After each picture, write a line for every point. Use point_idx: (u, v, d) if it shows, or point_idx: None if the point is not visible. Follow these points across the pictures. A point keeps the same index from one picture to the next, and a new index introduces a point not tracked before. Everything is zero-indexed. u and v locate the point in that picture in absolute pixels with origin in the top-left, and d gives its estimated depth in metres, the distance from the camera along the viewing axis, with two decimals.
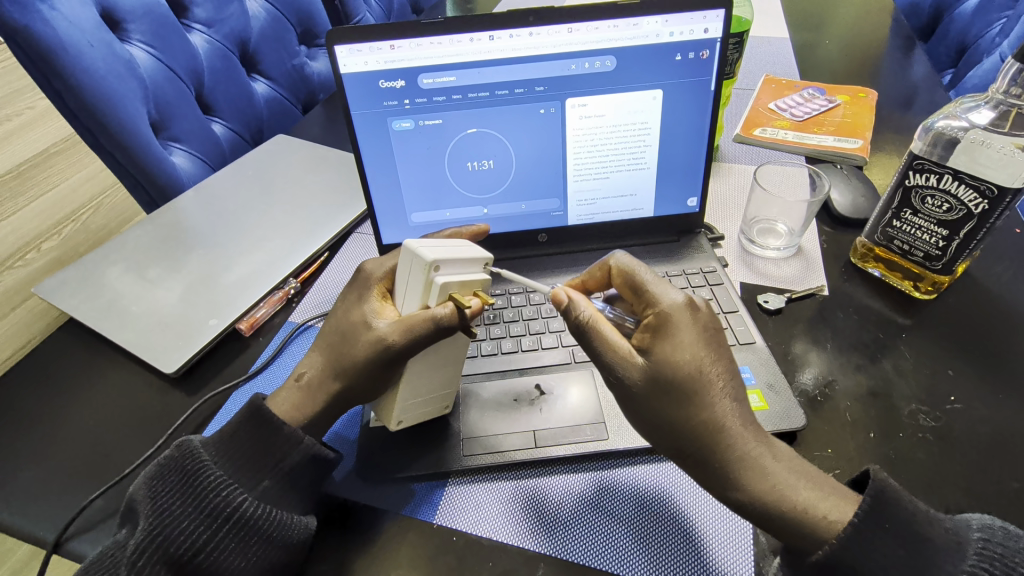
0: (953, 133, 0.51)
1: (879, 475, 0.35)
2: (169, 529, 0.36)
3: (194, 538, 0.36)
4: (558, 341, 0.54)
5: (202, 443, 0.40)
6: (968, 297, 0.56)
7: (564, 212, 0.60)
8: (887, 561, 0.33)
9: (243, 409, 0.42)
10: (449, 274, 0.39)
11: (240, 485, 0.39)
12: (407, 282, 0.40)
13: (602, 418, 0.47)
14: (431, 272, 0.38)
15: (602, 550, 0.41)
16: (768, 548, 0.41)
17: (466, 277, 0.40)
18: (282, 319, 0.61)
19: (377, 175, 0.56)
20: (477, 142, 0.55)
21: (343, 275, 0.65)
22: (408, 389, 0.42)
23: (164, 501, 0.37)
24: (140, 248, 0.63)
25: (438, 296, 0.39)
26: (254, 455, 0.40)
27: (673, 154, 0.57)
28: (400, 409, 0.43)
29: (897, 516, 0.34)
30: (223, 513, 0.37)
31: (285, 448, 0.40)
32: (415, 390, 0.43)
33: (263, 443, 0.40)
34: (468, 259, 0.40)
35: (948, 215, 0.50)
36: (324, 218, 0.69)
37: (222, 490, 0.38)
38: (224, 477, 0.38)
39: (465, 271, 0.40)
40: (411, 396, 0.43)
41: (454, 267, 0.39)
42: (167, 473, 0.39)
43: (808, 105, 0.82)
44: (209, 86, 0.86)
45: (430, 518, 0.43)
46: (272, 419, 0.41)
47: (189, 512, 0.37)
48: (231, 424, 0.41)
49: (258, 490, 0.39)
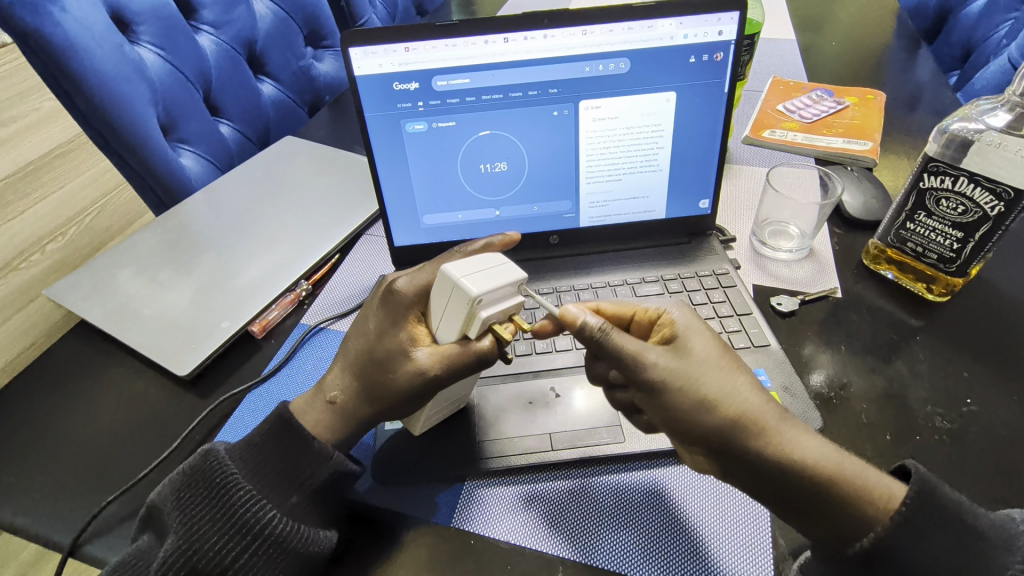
0: (968, 135, 0.51)
1: (923, 472, 0.35)
2: (197, 544, 0.36)
3: (222, 556, 0.36)
4: (572, 343, 0.54)
5: (228, 454, 0.40)
6: (981, 298, 0.56)
7: (575, 214, 0.60)
8: (938, 550, 0.34)
9: (269, 419, 0.42)
10: (492, 306, 0.38)
11: (269, 500, 0.39)
12: (445, 310, 0.39)
13: (618, 420, 0.47)
14: (475, 306, 0.37)
15: (622, 553, 0.41)
16: (788, 551, 0.41)
17: (508, 303, 0.39)
18: (294, 320, 0.60)
19: (391, 179, 0.56)
20: (489, 144, 0.55)
21: (355, 276, 0.65)
22: (436, 401, 0.44)
23: (193, 515, 0.37)
24: (151, 250, 0.63)
25: (479, 329, 0.39)
26: (282, 469, 0.40)
27: (686, 156, 0.57)
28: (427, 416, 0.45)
29: (941, 513, 0.34)
30: (253, 529, 0.37)
31: (313, 464, 0.41)
32: (443, 399, 0.45)
33: (292, 457, 0.41)
34: (509, 287, 0.37)
35: (963, 217, 0.50)
36: (335, 220, 0.69)
37: (251, 506, 0.38)
38: (253, 493, 0.38)
39: (505, 299, 0.38)
40: (439, 403, 0.45)
41: (498, 297, 0.38)
42: (196, 482, 0.39)
43: (815, 107, 0.82)
44: (217, 87, 0.86)
45: (447, 520, 0.43)
46: (302, 434, 0.41)
47: (218, 527, 0.37)
48: (260, 434, 0.41)
49: (287, 506, 0.39)
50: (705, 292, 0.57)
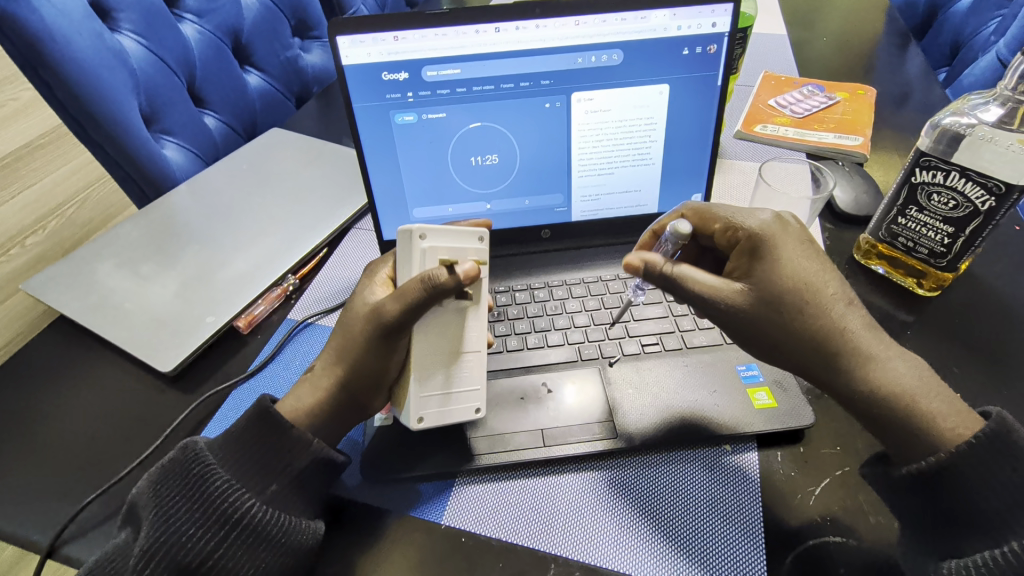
0: (960, 129, 0.51)
1: (1003, 415, 0.35)
2: (174, 534, 0.36)
3: (201, 545, 0.36)
4: (564, 339, 0.53)
5: (207, 445, 0.40)
6: (970, 293, 0.56)
7: (568, 208, 0.59)
8: (995, 484, 0.34)
9: (249, 410, 0.41)
10: (435, 243, 0.42)
11: (247, 489, 0.38)
12: (401, 265, 0.43)
13: (610, 416, 0.47)
14: (417, 240, 0.41)
15: (614, 548, 0.40)
16: (780, 546, 0.40)
17: (454, 245, 0.42)
18: (281, 316, 0.59)
19: (380, 171, 0.55)
20: (480, 136, 0.54)
21: (343, 271, 0.64)
22: (423, 365, 0.42)
23: (169, 506, 0.37)
24: (133, 243, 0.62)
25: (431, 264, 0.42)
26: (262, 458, 0.40)
27: (678, 149, 0.57)
28: (419, 395, 0.42)
29: (1012, 453, 0.34)
30: (232, 518, 0.37)
31: (294, 451, 0.41)
32: (433, 370, 0.43)
33: (271, 446, 0.40)
34: (451, 230, 0.42)
35: (954, 212, 0.50)
36: (322, 214, 0.67)
37: (228, 494, 0.37)
38: (231, 482, 0.38)
39: (450, 241, 0.42)
40: (429, 375, 0.42)
41: (439, 236, 0.42)
42: (171, 476, 0.38)
43: (807, 102, 0.82)
44: (201, 78, 0.84)
45: (437, 518, 0.43)
46: (280, 421, 0.41)
47: (195, 516, 0.36)
48: (239, 425, 0.41)
49: (266, 494, 0.39)
50: None
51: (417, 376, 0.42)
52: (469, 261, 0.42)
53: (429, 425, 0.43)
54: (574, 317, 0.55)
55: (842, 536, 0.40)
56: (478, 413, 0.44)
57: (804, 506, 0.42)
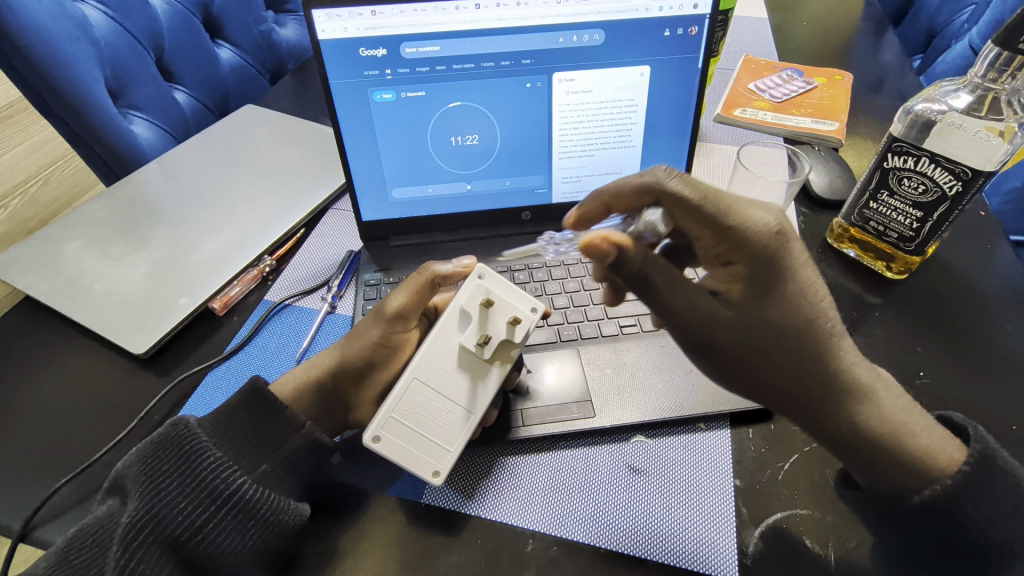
0: (931, 116, 0.52)
1: (989, 445, 0.37)
2: (165, 509, 0.36)
3: (192, 520, 0.36)
4: (543, 320, 0.54)
5: (198, 423, 0.39)
6: (936, 276, 0.58)
7: (548, 189, 0.59)
8: (999, 515, 0.35)
9: (242, 390, 0.41)
10: (494, 290, 0.43)
11: (239, 468, 0.39)
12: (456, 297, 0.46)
13: (589, 396, 0.48)
14: (475, 278, 0.43)
15: (593, 525, 0.41)
16: (750, 519, 0.42)
17: (506, 294, 0.43)
18: (257, 297, 0.58)
19: (358, 150, 0.54)
20: (460, 116, 0.54)
21: (321, 251, 0.62)
22: (417, 386, 0.41)
23: (159, 481, 0.37)
24: (102, 222, 0.60)
25: (471, 298, 0.42)
26: (255, 436, 0.40)
27: (658, 130, 0.57)
28: (393, 413, 0.40)
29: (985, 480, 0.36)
30: (222, 495, 0.37)
31: (285, 431, 0.41)
32: (422, 399, 0.41)
33: (262, 426, 0.40)
34: (514, 288, 0.43)
35: (923, 196, 0.51)
36: (299, 193, 0.66)
37: (221, 471, 0.38)
38: (222, 459, 0.38)
39: (508, 294, 0.43)
40: (418, 401, 0.41)
41: (500, 288, 0.43)
42: (163, 451, 0.38)
43: (785, 87, 0.82)
44: (170, 51, 0.81)
45: (417, 496, 0.43)
46: (274, 403, 0.41)
47: (186, 491, 0.37)
48: (229, 404, 0.40)
49: (257, 473, 0.39)
50: None
51: (403, 392, 0.40)
52: (509, 314, 0.42)
53: (382, 451, 0.39)
54: (554, 299, 0.55)
55: (805, 509, 0.42)
56: (434, 477, 0.39)
57: (773, 482, 0.44)
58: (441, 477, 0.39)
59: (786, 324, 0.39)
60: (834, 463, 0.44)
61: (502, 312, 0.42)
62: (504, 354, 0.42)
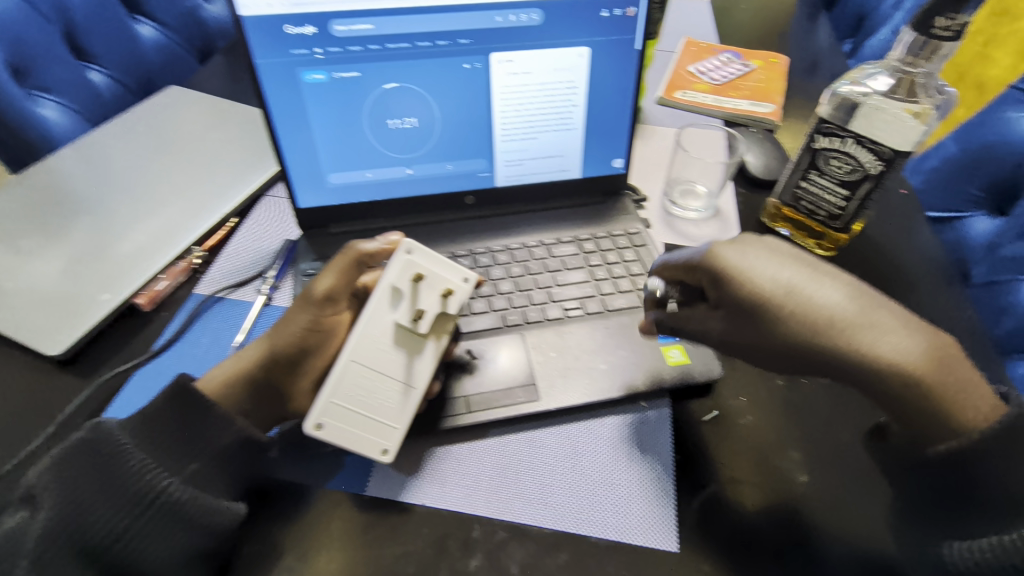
0: (855, 97, 0.54)
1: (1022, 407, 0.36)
2: (82, 516, 0.35)
3: (112, 526, 0.35)
4: (488, 306, 0.53)
5: (119, 425, 0.38)
6: (861, 252, 0.61)
7: (491, 173, 0.58)
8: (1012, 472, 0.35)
9: (167, 389, 0.39)
10: (425, 264, 0.42)
11: (164, 469, 0.37)
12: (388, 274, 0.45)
13: (533, 380, 0.48)
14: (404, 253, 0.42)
15: (538, 506, 0.42)
16: (689, 491, 0.43)
17: (438, 268, 0.42)
18: (188, 291, 0.55)
19: (291, 134, 0.51)
20: (397, 97, 0.52)
21: (257, 241, 0.60)
22: (355, 368, 0.39)
23: (74, 487, 0.35)
24: (9, 214, 0.55)
25: (402, 275, 0.41)
26: (181, 436, 0.39)
27: (600, 113, 0.57)
28: (331, 398, 0.38)
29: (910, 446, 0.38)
30: (145, 498, 0.36)
31: (215, 429, 0.39)
32: (360, 381, 0.39)
33: (190, 425, 0.39)
34: (446, 260, 0.43)
35: (849, 175, 0.53)
36: (231, 180, 0.63)
37: (143, 473, 0.36)
38: (146, 460, 0.37)
39: (441, 267, 0.42)
40: (356, 382, 0.39)
41: (431, 262, 0.42)
42: (79, 457, 0.36)
43: (724, 70, 0.84)
44: (82, 27, 0.75)
45: (361, 489, 0.42)
46: (199, 399, 0.39)
47: (105, 496, 0.35)
48: (152, 403, 0.39)
49: (185, 474, 0.38)
50: (618, 252, 0.58)
51: (341, 375, 0.39)
52: (441, 288, 0.42)
53: (324, 438, 0.38)
54: (499, 284, 0.55)
55: (770, 491, 0.43)
56: (384, 455, 0.39)
57: (712, 455, 0.45)
58: (391, 456, 0.39)
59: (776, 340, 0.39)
60: (795, 441, 0.46)
61: (436, 286, 0.42)
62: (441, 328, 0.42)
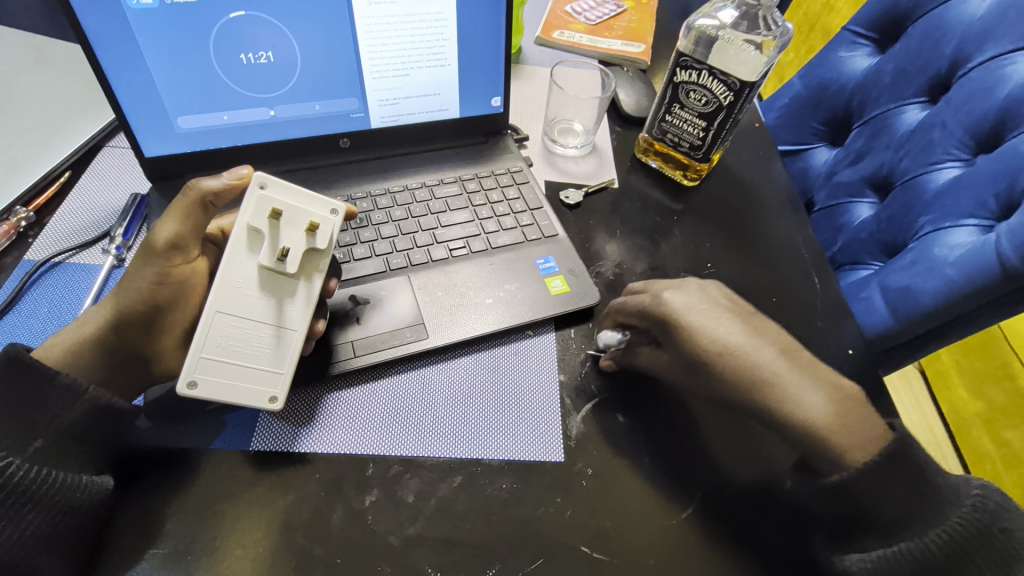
0: (711, 32, 0.57)
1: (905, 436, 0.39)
2: None
3: None
4: (371, 251, 0.52)
5: None
6: (721, 181, 0.67)
7: (365, 114, 0.56)
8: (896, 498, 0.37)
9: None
10: (280, 196, 0.38)
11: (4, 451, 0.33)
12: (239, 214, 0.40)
13: (421, 319, 0.48)
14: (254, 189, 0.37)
15: (432, 438, 0.43)
16: (573, 407, 0.46)
17: (296, 199, 0.38)
18: (16, 258, 0.48)
19: (122, 70, 0.45)
20: (247, 28, 0.47)
21: (98, 198, 0.53)
22: (223, 319, 0.37)
23: None
24: None
25: (257, 214, 0.37)
26: (19, 412, 0.34)
27: (472, 48, 0.56)
28: (201, 354, 0.36)
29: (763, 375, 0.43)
30: None
31: (63, 400, 0.35)
32: (231, 331, 0.37)
33: (30, 398, 0.35)
34: (304, 190, 0.39)
35: (706, 107, 0.57)
36: (56, 128, 0.55)
37: None
38: None
39: (299, 199, 0.39)
40: (228, 333, 0.37)
41: (288, 194, 0.38)
42: None
43: (599, 10, 0.85)
44: None
45: (244, 444, 0.40)
46: (38, 368, 0.35)
47: None
48: None
49: (30, 452, 0.34)
50: (501, 190, 0.59)
51: (207, 330, 0.36)
52: (305, 223, 0.39)
53: (201, 395, 0.36)
54: (382, 228, 0.54)
55: (721, 459, 0.43)
56: (273, 402, 0.38)
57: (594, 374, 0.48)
58: (280, 402, 0.38)
59: (716, 378, 0.43)
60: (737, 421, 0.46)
61: (298, 221, 0.38)
62: (313, 264, 0.40)
